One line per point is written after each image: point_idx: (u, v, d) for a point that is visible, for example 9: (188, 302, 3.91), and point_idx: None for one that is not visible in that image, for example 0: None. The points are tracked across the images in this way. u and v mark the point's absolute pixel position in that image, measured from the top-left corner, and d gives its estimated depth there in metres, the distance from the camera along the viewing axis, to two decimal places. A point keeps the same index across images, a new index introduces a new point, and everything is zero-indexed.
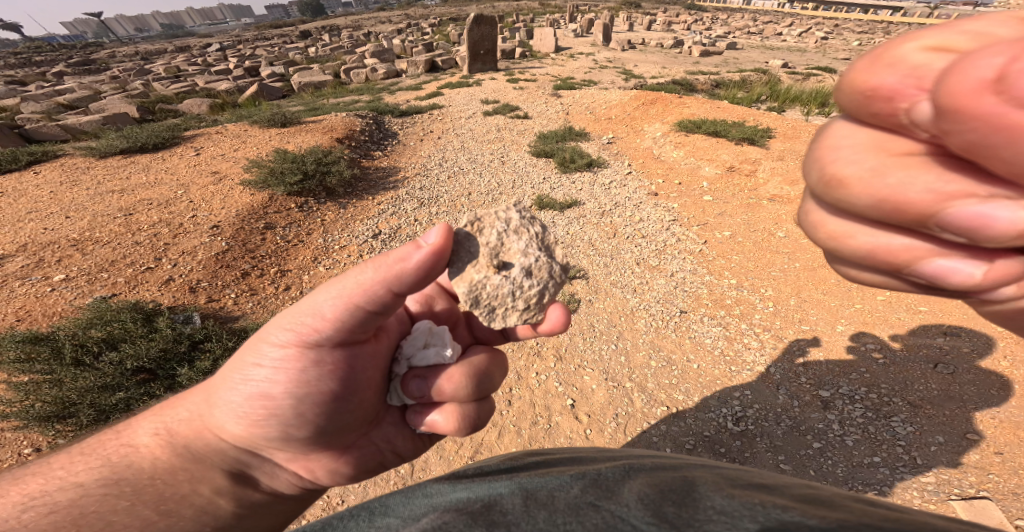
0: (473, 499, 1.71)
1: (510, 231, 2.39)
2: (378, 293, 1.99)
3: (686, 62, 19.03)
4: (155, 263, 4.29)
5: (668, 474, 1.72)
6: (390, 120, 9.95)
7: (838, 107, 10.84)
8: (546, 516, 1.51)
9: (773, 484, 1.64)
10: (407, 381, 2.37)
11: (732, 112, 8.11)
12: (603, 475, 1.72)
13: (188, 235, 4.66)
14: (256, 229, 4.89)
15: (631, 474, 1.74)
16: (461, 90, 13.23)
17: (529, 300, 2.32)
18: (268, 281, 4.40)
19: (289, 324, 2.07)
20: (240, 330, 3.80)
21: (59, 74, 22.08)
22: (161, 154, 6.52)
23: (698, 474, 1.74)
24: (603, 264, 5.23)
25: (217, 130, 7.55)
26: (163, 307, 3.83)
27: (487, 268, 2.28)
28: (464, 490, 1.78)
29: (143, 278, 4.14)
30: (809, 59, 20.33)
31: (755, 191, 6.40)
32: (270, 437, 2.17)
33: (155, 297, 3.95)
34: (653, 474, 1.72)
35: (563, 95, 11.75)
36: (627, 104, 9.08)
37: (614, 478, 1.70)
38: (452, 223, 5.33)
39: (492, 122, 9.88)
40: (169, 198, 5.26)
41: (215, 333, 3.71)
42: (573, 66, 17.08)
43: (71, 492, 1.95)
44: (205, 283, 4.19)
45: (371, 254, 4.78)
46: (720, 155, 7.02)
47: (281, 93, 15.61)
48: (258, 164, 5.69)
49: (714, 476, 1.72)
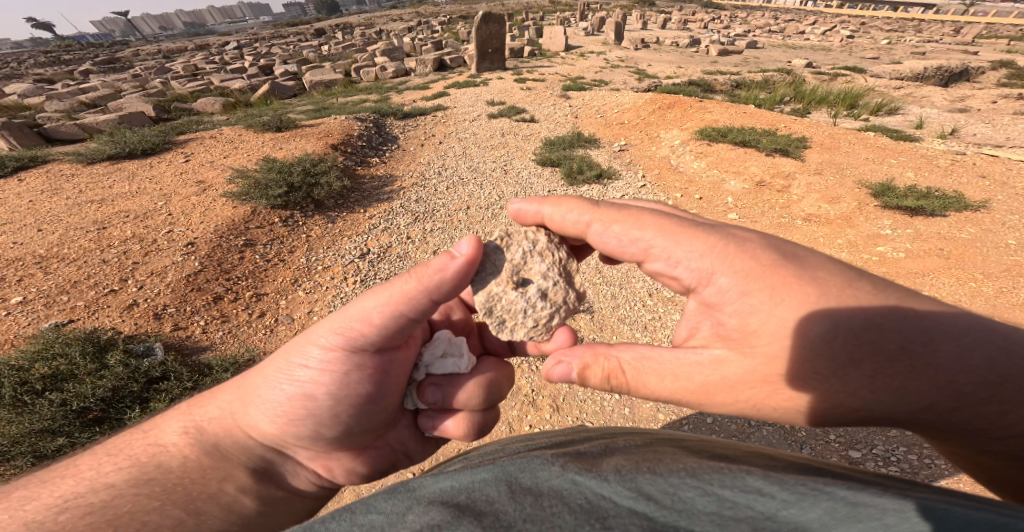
0: (450, 488, 1.44)
1: (537, 251, 2.10)
2: (421, 302, 1.84)
3: (704, 61, 18.28)
4: (121, 286, 4.13)
5: (636, 452, 1.59)
6: (392, 123, 9.60)
7: (869, 110, 10.12)
8: (530, 502, 1.30)
9: (740, 458, 1.49)
10: (423, 388, 2.23)
11: (762, 118, 7.28)
12: (578, 454, 1.56)
13: (161, 253, 4.53)
14: (234, 246, 4.71)
15: (601, 453, 1.58)
16: (467, 90, 12.80)
17: (538, 324, 2.03)
18: (242, 306, 4.19)
19: (334, 327, 1.92)
20: (205, 365, 3.60)
21: (81, 71, 22.08)
22: (150, 161, 6.30)
23: (662, 448, 1.62)
24: (611, 296, 4.72)
25: (211, 134, 7.29)
26: (121, 337, 3.65)
27: (506, 283, 2.03)
28: (444, 477, 1.49)
29: (105, 301, 3.99)
30: (836, 57, 19.34)
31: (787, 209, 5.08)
32: (304, 437, 2.06)
33: (114, 324, 3.79)
34: (622, 454, 1.59)
35: (573, 96, 11.24)
36: (642, 108, 8.50)
37: (588, 456, 1.55)
38: (445, 242, 4.95)
39: (497, 126, 9.44)
40: (148, 211, 5.01)
41: (174, 370, 3.47)
42: (586, 65, 16.49)
43: (94, 497, 1.83)
44: (172, 309, 4.02)
45: (355, 277, 4.52)
46: (748, 167, 5.87)
47: (293, 93, 15.15)
48: (244, 176, 5.52)
49: (679, 452, 1.57)
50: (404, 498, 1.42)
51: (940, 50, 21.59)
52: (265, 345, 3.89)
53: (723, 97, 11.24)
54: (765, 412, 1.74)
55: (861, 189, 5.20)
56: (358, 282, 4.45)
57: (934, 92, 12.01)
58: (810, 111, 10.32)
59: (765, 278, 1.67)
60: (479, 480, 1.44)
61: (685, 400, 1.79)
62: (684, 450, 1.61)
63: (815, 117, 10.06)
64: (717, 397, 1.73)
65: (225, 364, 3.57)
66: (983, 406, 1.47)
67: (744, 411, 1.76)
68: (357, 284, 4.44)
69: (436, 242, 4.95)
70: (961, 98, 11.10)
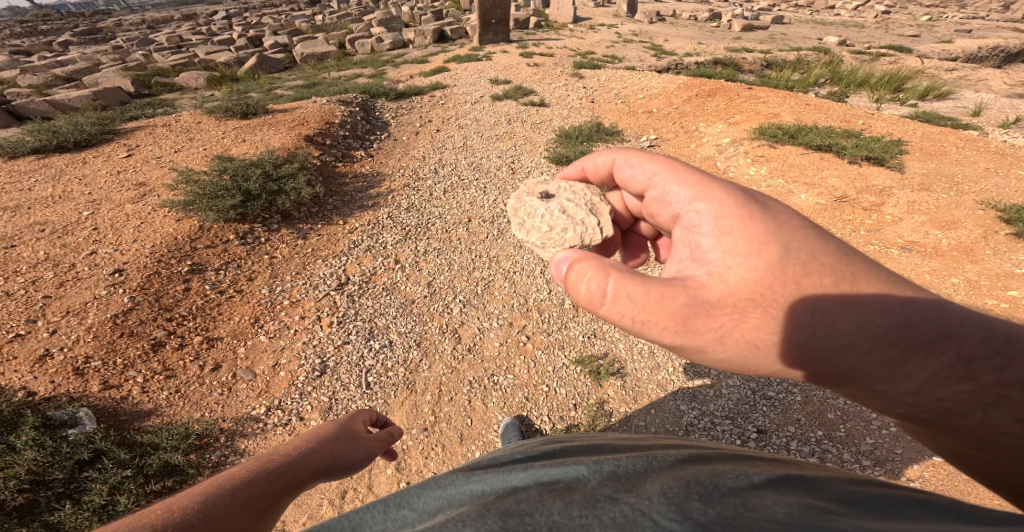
0: (484, 492, 1.19)
1: (568, 191, 2.54)
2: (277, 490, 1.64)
3: (722, 37, 17.02)
4: (28, 330, 3.49)
5: (689, 463, 1.27)
6: (382, 104, 8.60)
7: (917, 93, 9.03)
8: (557, 507, 1.04)
9: (813, 473, 1.17)
10: None
11: (835, 115, 6.62)
12: (622, 464, 1.25)
13: (78, 283, 3.89)
14: (177, 273, 4.11)
15: (647, 463, 1.27)
16: (468, 64, 11.64)
17: (549, 236, 2.33)
18: (190, 357, 3.55)
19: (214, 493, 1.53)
20: (149, 443, 2.95)
21: (59, 40, 20.39)
22: (82, 155, 5.99)
23: (720, 461, 1.30)
24: (650, 354, 3.85)
25: (159, 123, 7.09)
26: (30, 403, 2.97)
27: (535, 196, 2.51)
28: (479, 477, 1.27)
29: (10, 351, 3.34)
30: (863, 38, 18.10)
31: (880, 230, 4.44)
32: None
33: (25, 384, 3.12)
34: (674, 463, 1.27)
35: (586, 74, 10.17)
36: (675, 100, 8.04)
37: (633, 466, 1.24)
38: (439, 274, 4.53)
39: (502, 108, 8.45)
40: (71, 223, 4.58)
41: (104, 448, 2.84)
42: (597, 39, 15.19)
43: None
44: (96, 361, 3.34)
45: (331, 317, 4.00)
46: (825, 178, 5.23)
47: (283, 66, 13.67)
48: (186, 181, 5.01)
49: (744, 466, 1.24)
50: (438, 496, 1.26)
51: (971, 27, 20.24)
52: (221, 412, 3.27)
53: (752, 77, 10.16)
54: (726, 348, 1.65)
55: (987, 211, 4.46)
56: (335, 325, 3.93)
57: (978, 77, 11.00)
58: (849, 93, 9.25)
59: (746, 209, 1.71)
60: (508, 487, 1.20)
61: (660, 322, 1.61)
62: (749, 462, 1.29)
63: (854, 101, 8.98)
64: (697, 320, 1.61)
65: (175, 442, 2.95)
66: (891, 351, 1.46)
67: (706, 345, 1.64)
68: (335, 329, 3.92)
69: (429, 274, 4.53)
70: (1017, 84, 10.08)
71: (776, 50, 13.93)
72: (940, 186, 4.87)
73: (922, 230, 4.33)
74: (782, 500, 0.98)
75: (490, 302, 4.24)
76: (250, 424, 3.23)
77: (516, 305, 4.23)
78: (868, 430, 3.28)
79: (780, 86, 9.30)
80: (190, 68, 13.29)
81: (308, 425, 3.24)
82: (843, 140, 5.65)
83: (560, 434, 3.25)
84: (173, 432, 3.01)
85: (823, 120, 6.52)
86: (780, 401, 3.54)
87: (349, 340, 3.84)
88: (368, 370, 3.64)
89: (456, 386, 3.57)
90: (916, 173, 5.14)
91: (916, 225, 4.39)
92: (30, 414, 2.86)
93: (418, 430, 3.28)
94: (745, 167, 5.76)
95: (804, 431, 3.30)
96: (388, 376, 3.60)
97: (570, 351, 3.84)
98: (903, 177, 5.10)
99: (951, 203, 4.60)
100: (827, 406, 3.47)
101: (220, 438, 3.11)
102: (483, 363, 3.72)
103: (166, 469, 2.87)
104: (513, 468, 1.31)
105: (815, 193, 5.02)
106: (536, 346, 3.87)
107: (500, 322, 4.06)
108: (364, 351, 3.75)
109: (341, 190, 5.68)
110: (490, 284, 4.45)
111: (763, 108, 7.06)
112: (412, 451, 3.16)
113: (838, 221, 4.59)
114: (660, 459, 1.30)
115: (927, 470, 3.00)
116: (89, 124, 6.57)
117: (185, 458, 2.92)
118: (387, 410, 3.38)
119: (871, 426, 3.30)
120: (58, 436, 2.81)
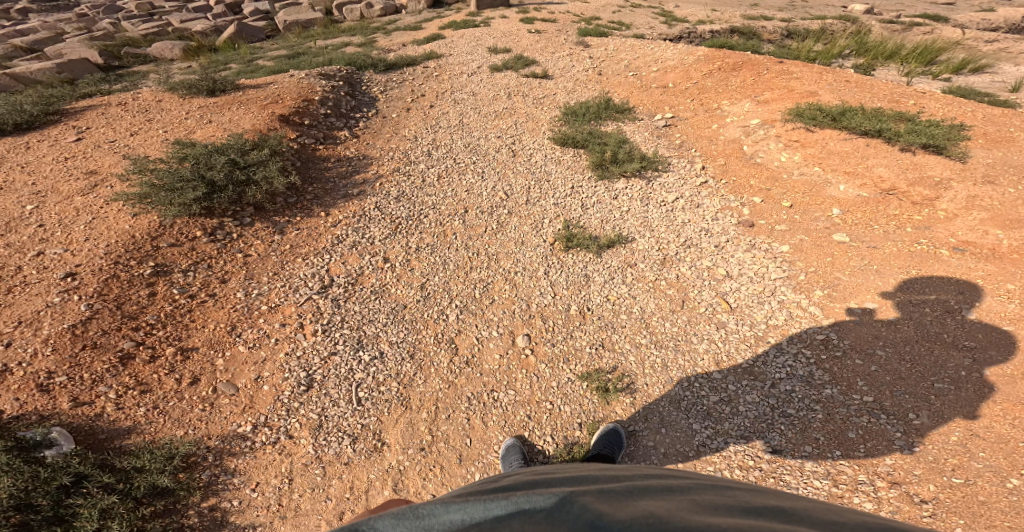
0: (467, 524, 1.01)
1: None
2: None
3: (736, 4, 16.10)
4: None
5: (669, 492, 1.12)
6: (370, 75, 7.97)
7: (950, 66, 8.45)
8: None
9: (780, 505, 1.05)
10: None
11: (881, 93, 6.16)
12: (607, 491, 1.10)
13: (27, 290, 3.43)
14: (139, 277, 3.67)
15: (632, 491, 1.11)
16: (465, 31, 10.87)
17: None
18: (164, 370, 3.13)
19: None
20: (132, 466, 2.58)
21: (23, 9, 19.05)
22: (28, 139, 5.58)
23: (695, 490, 1.15)
24: (663, 368, 3.42)
25: (113, 102, 6.67)
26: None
27: None
28: (460, 504, 1.08)
29: None
30: (882, 9, 17.23)
31: (931, 230, 4.24)
32: None
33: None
34: (658, 492, 1.11)
35: (590, 43, 9.48)
36: (694, 75, 7.42)
37: (618, 493, 1.09)
38: (434, 274, 4.13)
39: (501, 80, 7.85)
40: (15, 219, 4.12)
41: (89, 473, 2.48)
42: (603, 4, 14.25)
43: None
44: (62, 376, 2.91)
45: (315, 325, 3.57)
46: (871, 167, 4.95)
47: (264, 34, 12.87)
48: (142, 169, 4.55)
49: (722, 497, 1.10)
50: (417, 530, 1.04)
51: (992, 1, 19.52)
52: (206, 429, 2.89)
53: (771, 48, 9.47)
54: None
55: None
56: (321, 336, 3.49)
57: (1008, 51, 10.41)
58: (876, 66, 8.60)
59: None
60: (494, 516, 1.01)
61: None
62: (721, 492, 1.14)
63: (881, 74, 8.37)
64: None
65: (160, 463, 2.61)
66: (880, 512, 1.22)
67: None
68: (320, 339, 3.48)
69: (424, 276, 4.10)
70: None
71: (795, 18, 13.13)
72: (1007, 177, 4.58)
73: (981, 229, 4.12)
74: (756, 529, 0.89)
75: (490, 308, 3.85)
76: (238, 443, 2.86)
77: (517, 310, 3.83)
78: (888, 449, 2.82)
79: (802, 58, 8.63)
80: (165, 37, 12.44)
81: (298, 445, 2.88)
82: (895, 123, 5.29)
83: (562, 457, 2.88)
84: (159, 452, 2.66)
85: (869, 100, 5.98)
86: (800, 419, 3.07)
87: (336, 351, 3.42)
88: (359, 384, 3.23)
89: (453, 403, 3.17)
90: (975, 161, 4.83)
91: (974, 223, 4.19)
92: (1, 437, 2.46)
93: (413, 450, 2.91)
94: (778, 152, 5.50)
95: (823, 451, 2.87)
96: (380, 391, 3.20)
97: (575, 365, 3.44)
98: (960, 165, 4.80)
99: (1015, 197, 4.34)
100: (849, 424, 2.98)
101: (208, 456, 2.76)
102: (482, 377, 3.33)
103: (156, 491, 2.54)
104: (500, 492, 1.13)
105: (857, 185, 4.81)
106: (539, 359, 3.47)
107: (501, 330, 3.67)
108: (353, 364, 3.34)
109: (321, 176, 5.24)
110: (489, 287, 4.04)
111: (797, 84, 6.49)
112: (408, 473, 2.80)
113: (881, 216, 4.47)
114: (643, 487, 1.14)
115: (944, 491, 2.54)
116: (32, 103, 6.14)
117: (174, 479, 2.59)
118: (380, 429, 3.00)
119: (893, 447, 2.83)
120: (32, 460, 2.43)
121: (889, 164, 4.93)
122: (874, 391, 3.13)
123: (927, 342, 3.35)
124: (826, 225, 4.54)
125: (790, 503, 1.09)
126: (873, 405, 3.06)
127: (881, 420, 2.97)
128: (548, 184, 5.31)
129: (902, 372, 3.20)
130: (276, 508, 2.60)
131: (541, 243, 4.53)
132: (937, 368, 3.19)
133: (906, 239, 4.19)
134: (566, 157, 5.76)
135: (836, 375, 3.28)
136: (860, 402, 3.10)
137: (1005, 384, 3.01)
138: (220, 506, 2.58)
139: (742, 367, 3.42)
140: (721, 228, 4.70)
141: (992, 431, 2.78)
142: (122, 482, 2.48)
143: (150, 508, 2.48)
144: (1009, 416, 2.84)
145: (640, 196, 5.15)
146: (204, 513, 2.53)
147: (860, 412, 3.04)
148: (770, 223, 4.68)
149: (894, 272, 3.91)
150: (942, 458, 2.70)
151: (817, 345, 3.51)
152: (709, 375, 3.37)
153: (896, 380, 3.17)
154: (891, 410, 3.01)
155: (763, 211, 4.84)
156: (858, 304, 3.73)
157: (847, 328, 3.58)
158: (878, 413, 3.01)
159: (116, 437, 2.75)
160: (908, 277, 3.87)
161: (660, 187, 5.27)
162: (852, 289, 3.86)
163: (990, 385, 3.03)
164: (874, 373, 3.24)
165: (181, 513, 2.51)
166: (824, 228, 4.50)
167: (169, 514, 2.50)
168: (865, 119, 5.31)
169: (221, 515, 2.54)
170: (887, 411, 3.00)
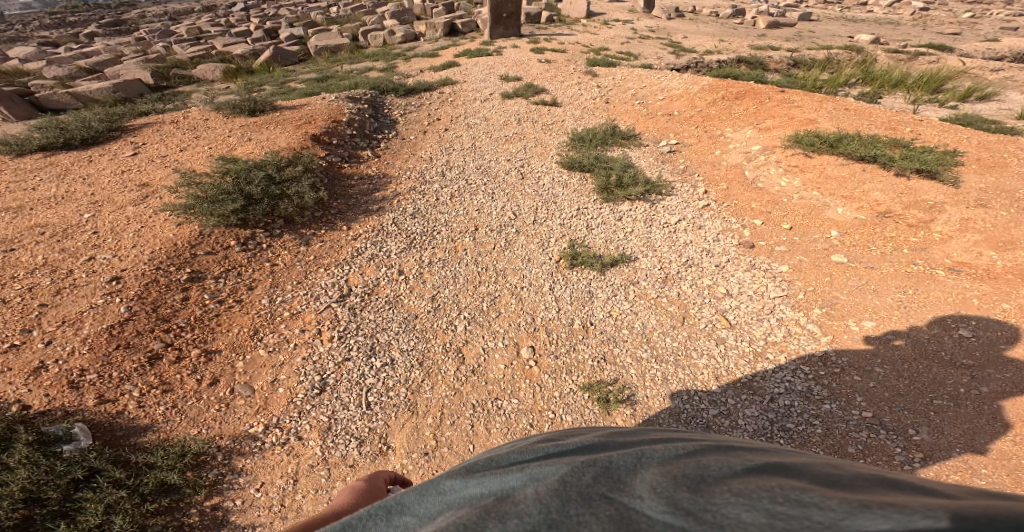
0: (475, 497, 0.97)
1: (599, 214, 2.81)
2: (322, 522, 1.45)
3: (745, 35, 16.58)
4: (23, 340, 3.31)
5: (677, 457, 1.04)
6: (391, 100, 8.46)
7: (956, 95, 8.57)
8: (556, 508, 0.85)
9: (792, 462, 0.98)
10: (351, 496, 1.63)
11: (880, 120, 6.32)
12: (614, 460, 1.01)
13: (75, 291, 3.76)
14: (176, 282, 3.98)
15: (639, 459, 1.03)
16: (481, 59, 11.43)
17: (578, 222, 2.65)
18: (188, 373, 3.36)
19: None
20: (144, 462, 2.75)
21: (88, 33, 20.68)
22: (87, 153, 6.11)
23: (705, 452, 1.07)
24: (663, 381, 3.53)
25: (160, 121, 7.20)
26: (22, 419, 2.76)
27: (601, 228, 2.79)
28: (477, 479, 1.03)
29: (6, 363, 3.15)
30: (887, 39, 17.56)
31: (926, 252, 4.33)
32: None
33: (19, 397, 2.94)
34: (667, 458, 1.03)
35: (599, 72, 9.93)
36: (700, 101, 7.72)
37: (625, 462, 1.01)
38: (445, 285, 4.37)
39: (514, 107, 8.25)
40: (71, 227, 4.54)
41: (99, 468, 2.64)
42: (615, 35, 14.84)
43: None
44: (92, 375, 3.16)
45: (332, 331, 3.80)
46: (866, 193, 5.08)
47: (297, 59, 13.65)
48: (186, 184, 4.97)
49: (726, 458, 1.02)
50: (429, 504, 1.00)
51: (999, 33, 19.76)
52: (220, 429, 3.07)
53: (777, 77, 9.75)
54: None
55: None
56: (337, 341, 3.71)
57: (1016, 80, 10.54)
58: (882, 94, 8.75)
59: None
60: (506, 490, 0.96)
61: None
62: (732, 451, 1.07)
63: (887, 102, 8.51)
64: None
65: (171, 461, 2.77)
66: None
67: None
68: (336, 344, 3.70)
69: (436, 287, 4.34)
70: None
71: (802, 48, 13.51)
72: (999, 201, 4.67)
73: (975, 250, 4.23)
74: (767, 488, 0.81)
75: (496, 320, 4.04)
76: (248, 443, 3.02)
77: (523, 323, 4.02)
78: (889, 464, 2.81)
79: (807, 87, 8.83)
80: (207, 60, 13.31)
81: (307, 446, 3.02)
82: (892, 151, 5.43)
83: None
84: (171, 450, 2.83)
85: (866, 127, 6.17)
86: (799, 433, 3.10)
87: (349, 357, 3.61)
88: (369, 388, 3.41)
89: (458, 409, 3.31)
90: (969, 187, 4.93)
91: (969, 244, 4.30)
92: (24, 431, 2.65)
93: (419, 454, 3.03)
94: (778, 176, 5.68)
95: None
96: (389, 396, 3.38)
97: (578, 376, 3.58)
98: (956, 190, 4.90)
99: (1010, 222, 4.41)
100: (849, 438, 2.99)
101: (218, 455, 2.92)
102: (487, 386, 3.49)
103: (163, 488, 2.68)
104: (510, 468, 1.07)
105: (854, 208, 4.97)
106: (543, 370, 3.62)
107: (507, 341, 3.85)
108: (365, 369, 3.53)
109: (345, 193, 5.57)
110: (496, 300, 4.24)
111: (797, 112, 6.73)
112: (411, 476, 2.91)
113: (879, 238, 4.59)
114: (652, 453, 1.05)
115: None
116: (96, 121, 6.80)
117: (183, 477, 2.73)
118: (386, 433, 3.14)
119: (894, 462, 2.82)
120: (52, 453, 2.63)
121: (885, 189, 5.07)
122: (873, 407, 3.15)
123: (925, 360, 3.38)
124: (825, 245, 4.67)
125: (802, 459, 1.01)
126: (872, 421, 3.07)
127: (881, 435, 2.97)
128: (556, 206, 5.54)
129: (901, 389, 3.23)
130: (277, 508, 2.70)
131: (547, 259, 4.75)
132: (935, 385, 3.20)
133: (904, 259, 4.31)
134: (573, 181, 6.01)
135: (835, 391, 3.32)
136: (860, 417, 3.12)
137: (1002, 400, 3.02)
138: (223, 505, 2.69)
139: (741, 381, 3.50)
140: (722, 248, 4.86)
141: (994, 448, 2.77)
142: (127, 478, 2.63)
143: (150, 505, 2.58)
144: (1011, 434, 2.83)
145: (644, 218, 5.34)
146: (207, 511, 2.65)
147: (860, 428, 3.05)
148: (770, 244, 4.82)
149: (891, 292, 3.99)
150: (945, 475, 2.68)
151: (816, 362, 3.56)
152: (708, 389, 3.46)
153: (895, 396, 3.19)
154: (891, 426, 3.02)
155: (764, 233, 4.97)
156: (856, 323, 3.80)
157: (845, 345, 3.64)
158: (877, 429, 3.01)
159: (133, 433, 2.96)
160: (902, 298, 3.94)
161: (664, 209, 5.47)
162: (851, 308, 3.93)
163: (990, 403, 3.02)
164: (873, 389, 3.27)
165: (184, 511, 2.62)
166: (824, 249, 4.62)
167: (172, 511, 2.61)
168: (861, 145, 5.51)
169: (222, 514, 2.65)
170: (887, 426, 3.01)
